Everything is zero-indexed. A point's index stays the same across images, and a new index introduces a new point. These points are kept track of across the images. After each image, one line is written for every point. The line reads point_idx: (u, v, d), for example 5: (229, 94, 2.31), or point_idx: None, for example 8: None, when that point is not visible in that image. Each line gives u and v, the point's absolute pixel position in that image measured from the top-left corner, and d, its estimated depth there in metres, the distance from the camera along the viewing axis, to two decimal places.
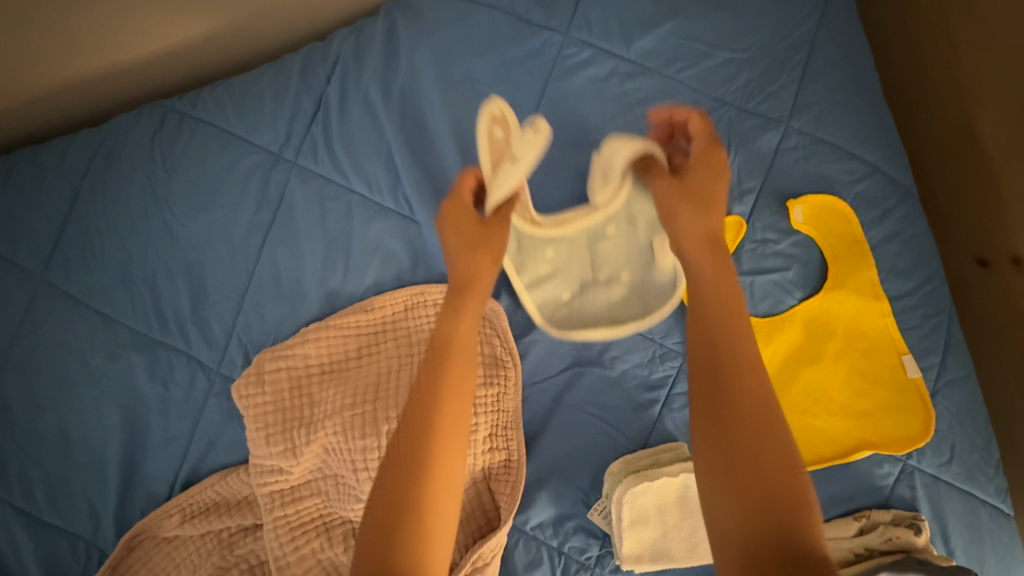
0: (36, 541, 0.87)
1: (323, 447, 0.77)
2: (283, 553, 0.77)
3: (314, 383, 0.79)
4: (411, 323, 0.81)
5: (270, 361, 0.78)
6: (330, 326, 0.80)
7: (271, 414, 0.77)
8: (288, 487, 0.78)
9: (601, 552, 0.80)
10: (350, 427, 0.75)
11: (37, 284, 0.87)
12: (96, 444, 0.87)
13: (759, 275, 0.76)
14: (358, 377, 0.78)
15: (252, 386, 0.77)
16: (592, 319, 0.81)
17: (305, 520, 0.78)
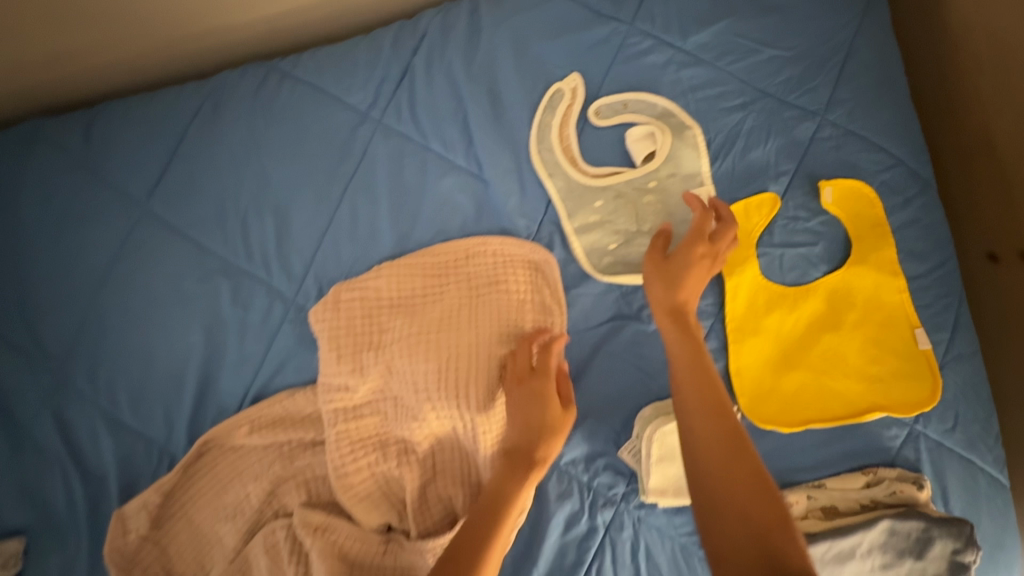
0: (119, 440, 0.97)
1: (387, 372, 0.86)
2: (342, 463, 0.86)
3: (383, 313, 0.88)
4: (473, 267, 0.90)
5: (346, 292, 0.88)
6: (401, 266, 0.89)
7: (343, 337, 0.87)
8: (351, 405, 0.87)
9: (628, 489, 0.88)
10: (412, 354, 0.85)
11: (140, 212, 0.98)
12: (178, 358, 0.97)
13: (789, 248, 0.85)
14: (422, 311, 0.88)
15: (329, 311, 0.87)
16: (633, 266, 0.88)
17: (363, 436, 0.87)
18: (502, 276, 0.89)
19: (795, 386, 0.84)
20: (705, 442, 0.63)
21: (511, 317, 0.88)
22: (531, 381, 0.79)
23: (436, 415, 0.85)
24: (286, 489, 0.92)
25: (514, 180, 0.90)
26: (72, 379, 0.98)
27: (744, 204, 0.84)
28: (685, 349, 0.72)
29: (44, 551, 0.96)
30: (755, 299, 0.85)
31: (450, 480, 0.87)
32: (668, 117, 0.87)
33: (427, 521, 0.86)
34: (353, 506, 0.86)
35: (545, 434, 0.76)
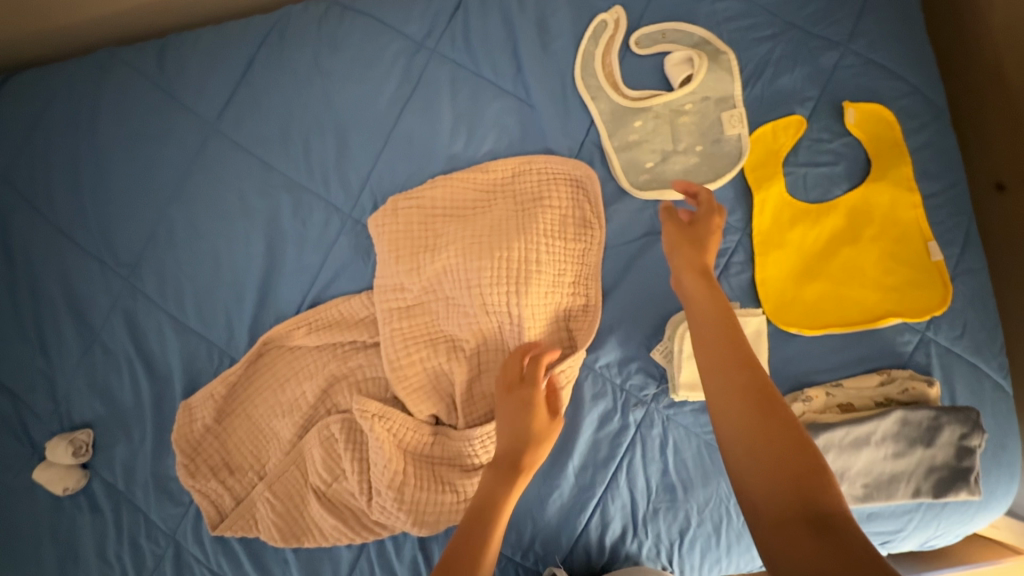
0: (183, 342, 1.04)
1: (442, 274, 0.93)
2: (396, 357, 0.94)
3: (438, 221, 0.95)
4: (520, 184, 0.97)
5: (405, 201, 0.95)
6: (454, 179, 0.97)
7: (402, 239, 0.94)
8: (406, 304, 0.94)
9: (658, 391, 0.95)
10: (465, 256, 0.92)
11: (209, 132, 1.06)
12: (240, 268, 1.05)
13: (812, 168, 0.92)
14: (474, 219, 0.95)
15: (389, 216, 0.95)
16: (669, 182, 0.95)
17: (417, 333, 0.94)
18: (547, 190, 0.96)
19: (815, 294, 0.91)
20: (730, 397, 0.66)
21: (555, 228, 0.95)
22: (521, 390, 0.82)
23: (487, 311, 0.91)
24: (339, 388, 0.99)
25: (559, 103, 0.98)
26: (139, 285, 1.05)
27: (771, 125, 0.92)
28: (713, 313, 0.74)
29: (112, 442, 1.03)
30: (780, 214, 0.92)
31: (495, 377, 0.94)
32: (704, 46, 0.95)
33: (473, 413, 0.93)
34: (407, 396, 0.94)
35: (529, 437, 0.78)
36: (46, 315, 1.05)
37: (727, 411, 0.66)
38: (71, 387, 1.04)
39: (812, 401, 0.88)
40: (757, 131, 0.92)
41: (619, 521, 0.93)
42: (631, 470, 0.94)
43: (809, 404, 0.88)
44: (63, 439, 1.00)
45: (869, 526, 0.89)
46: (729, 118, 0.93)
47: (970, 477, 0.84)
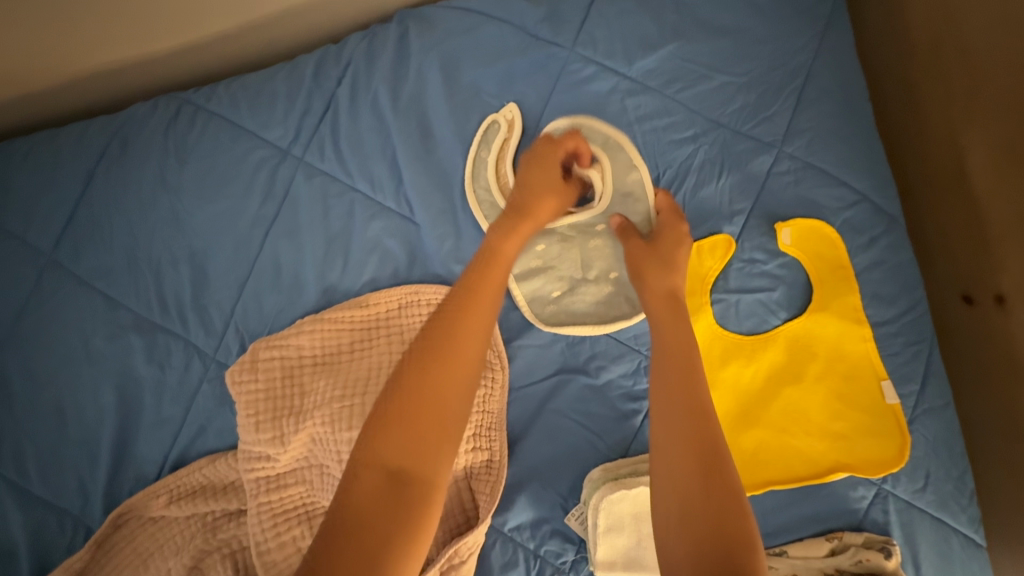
0: (25, 514, 0.88)
1: (312, 440, 0.79)
2: (264, 539, 0.78)
3: (306, 374, 0.81)
4: (404, 321, 0.82)
5: (265, 353, 0.80)
6: (327, 320, 0.82)
7: (263, 401, 0.79)
8: (274, 476, 0.80)
9: (577, 558, 0.81)
10: (336, 420, 0.77)
11: (46, 264, 0.89)
12: (90, 422, 0.89)
13: (745, 294, 0.78)
14: (348, 370, 0.80)
15: (244, 372, 0.79)
16: (580, 315, 0.82)
17: (288, 508, 0.79)
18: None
19: (754, 444, 0.77)
20: (670, 410, 0.60)
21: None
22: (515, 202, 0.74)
23: None
24: (210, 563, 0.83)
25: (448, 222, 0.83)
26: None
27: (696, 246, 0.77)
28: (677, 333, 0.66)
29: None
30: (710, 350, 0.78)
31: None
32: (615, 152, 0.79)
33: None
34: None
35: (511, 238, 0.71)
36: None
37: (666, 460, 0.58)
38: None
39: None
40: None
41: None
42: None
43: None
44: None
45: None
46: None
47: None
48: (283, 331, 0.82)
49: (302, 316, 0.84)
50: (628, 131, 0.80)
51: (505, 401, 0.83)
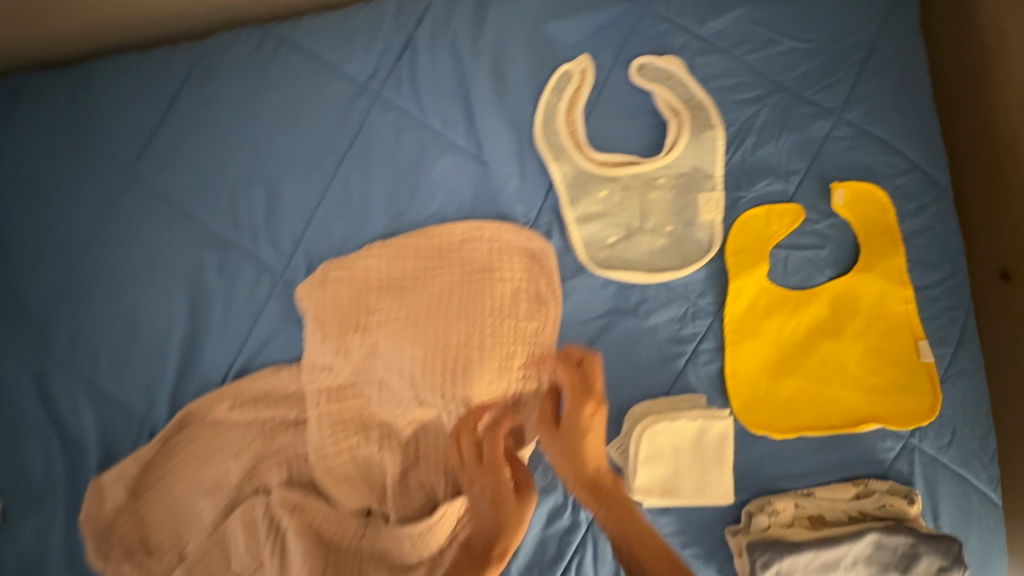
0: (96, 408, 0.95)
1: (371, 355, 0.85)
2: (323, 444, 0.85)
3: (372, 294, 0.86)
4: (465, 252, 0.87)
5: (334, 271, 0.87)
6: (393, 246, 0.87)
7: (331, 316, 0.85)
8: (334, 386, 0.85)
9: (612, 487, 0.86)
10: (399, 338, 0.84)
11: (127, 176, 0.94)
12: (160, 329, 0.94)
13: (794, 251, 0.82)
14: (412, 294, 0.86)
15: (317, 286, 0.86)
16: (631, 263, 0.85)
17: (347, 418, 0.85)
18: (495, 262, 0.86)
19: (790, 392, 0.83)
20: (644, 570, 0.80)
21: (501, 307, 0.85)
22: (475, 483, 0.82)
23: (420, 400, 0.84)
24: (267, 466, 0.90)
25: (515, 163, 0.87)
26: (48, 344, 0.95)
27: (766, 209, 0.81)
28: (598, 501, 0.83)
29: (23, 512, 0.95)
30: (756, 301, 0.83)
31: (432, 468, 0.84)
32: (691, 109, 0.83)
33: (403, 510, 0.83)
34: (334, 487, 0.84)
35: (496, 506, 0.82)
36: None
37: None
38: None
39: (779, 513, 0.80)
40: (746, 215, 0.81)
41: None
42: None
43: (775, 517, 0.80)
44: None
45: None
46: (705, 199, 0.82)
47: None
48: (351, 253, 0.87)
49: (370, 241, 0.89)
50: (705, 94, 0.83)
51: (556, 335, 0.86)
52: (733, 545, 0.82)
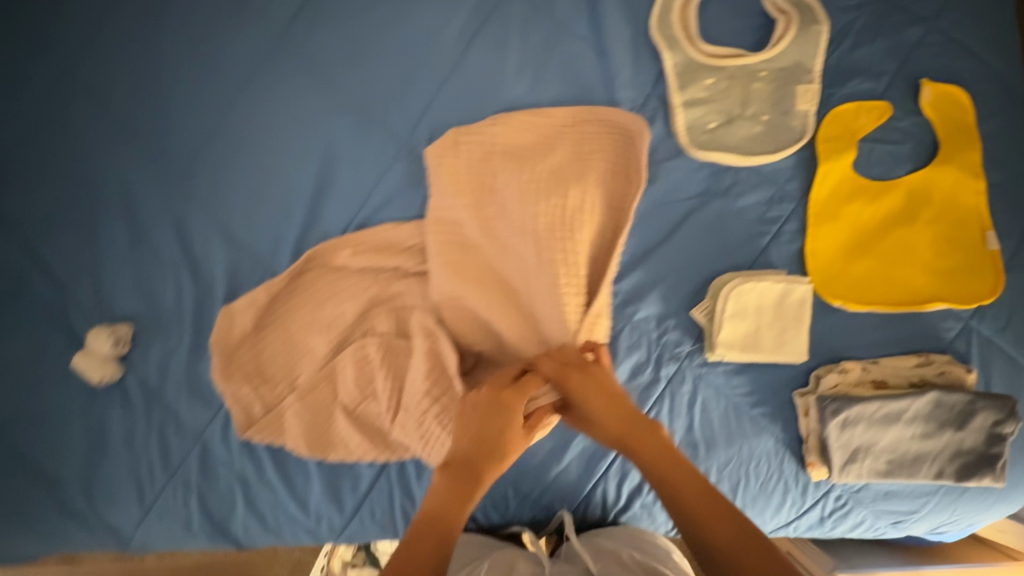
0: (227, 250, 1.06)
1: (500, 210, 0.95)
2: (448, 287, 0.95)
3: (497, 157, 0.96)
4: (580, 137, 0.96)
5: (467, 137, 0.97)
6: (516, 119, 0.97)
7: (462, 173, 0.96)
8: (457, 237, 0.96)
9: (692, 349, 0.96)
10: (525, 193, 0.93)
11: (274, 41, 1.04)
12: (290, 184, 1.05)
13: (879, 144, 0.91)
14: (533, 162, 0.95)
15: (453, 146, 0.96)
16: (727, 147, 0.94)
17: (470, 264, 0.95)
18: (602, 146, 0.96)
19: (864, 271, 0.91)
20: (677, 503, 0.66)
21: (607, 188, 0.95)
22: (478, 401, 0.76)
23: (541, 254, 0.90)
24: (377, 313, 1.01)
25: (631, 51, 0.97)
26: (190, 189, 1.06)
27: (857, 103, 0.91)
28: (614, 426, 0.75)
29: (152, 337, 1.06)
30: (840, 187, 0.92)
31: (539, 322, 0.93)
32: (797, 10, 0.92)
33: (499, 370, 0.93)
34: (461, 322, 0.97)
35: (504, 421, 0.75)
36: (101, 209, 1.08)
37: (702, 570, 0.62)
38: (118, 279, 1.07)
39: (848, 373, 0.89)
40: (839, 107, 0.91)
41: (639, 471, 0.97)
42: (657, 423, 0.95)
43: (843, 376, 0.89)
44: (105, 328, 1.03)
45: (883, 504, 0.93)
46: (803, 91, 0.92)
47: (995, 462, 0.85)
48: (480, 122, 0.98)
49: (500, 113, 0.99)
50: None
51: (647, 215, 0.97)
52: (800, 403, 0.91)
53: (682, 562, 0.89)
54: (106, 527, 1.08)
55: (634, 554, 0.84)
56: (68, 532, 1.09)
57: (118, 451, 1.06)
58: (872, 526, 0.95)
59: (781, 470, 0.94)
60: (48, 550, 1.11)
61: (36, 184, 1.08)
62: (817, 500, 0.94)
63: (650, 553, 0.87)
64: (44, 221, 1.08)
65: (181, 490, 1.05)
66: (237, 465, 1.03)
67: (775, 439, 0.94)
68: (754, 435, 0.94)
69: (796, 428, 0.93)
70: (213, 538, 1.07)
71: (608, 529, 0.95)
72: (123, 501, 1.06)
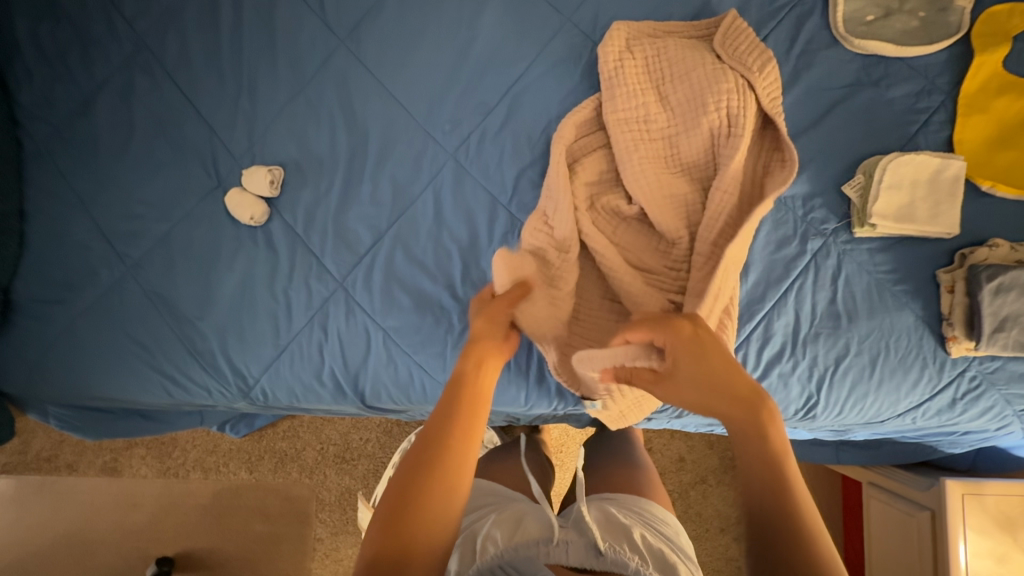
0: (383, 107, 1.09)
1: (688, 98, 0.98)
2: (642, 177, 0.97)
3: (670, 53, 1.00)
4: (741, 39, 0.99)
5: (639, 46, 1.02)
6: (678, 25, 1.04)
7: (641, 73, 1.01)
8: (646, 132, 0.99)
9: (838, 227, 0.99)
10: (715, 77, 0.96)
11: None
12: (451, 50, 1.09)
13: None
14: (704, 53, 0.99)
15: (627, 54, 1.01)
16: (885, 38, 1.00)
17: (655, 155, 0.99)
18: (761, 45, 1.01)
19: (1009, 161, 0.96)
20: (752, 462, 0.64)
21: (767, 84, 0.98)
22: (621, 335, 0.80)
23: (728, 143, 0.95)
24: (530, 175, 1.06)
25: None
26: (353, 47, 1.10)
27: (1011, 6, 0.97)
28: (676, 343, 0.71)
29: (302, 184, 1.09)
30: (990, 81, 0.97)
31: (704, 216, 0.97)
32: None
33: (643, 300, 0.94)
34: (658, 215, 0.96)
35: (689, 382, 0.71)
36: (260, 61, 1.11)
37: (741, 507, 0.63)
38: (271, 127, 1.11)
39: (997, 248, 0.93)
40: (994, 8, 0.98)
41: (780, 338, 0.98)
42: (801, 293, 0.98)
43: (992, 251, 0.93)
44: (262, 168, 1.07)
45: (1015, 388, 0.97)
46: None
47: None
48: (644, 32, 1.04)
49: (665, 23, 1.04)
50: None
51: (810, 113, 1.02)
52: (946, 279, 0.95)
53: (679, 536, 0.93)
54: (231, 369, 1.09)
55: (646, 536, 0.84)
56: (194, 372, 1.10)
57: (257, 293, 1.08)
58: (1001, 413, 0.98)
59: (920, 346, 0.97)
60: (168, 391, 1.12)
61: (200, 34, 1.12)
62: (951, 380, 0.97)
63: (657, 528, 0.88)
64: (202, 69, 1.12)
65: (317, 334, 1.07)
66: (377, 313, 1.06)
67: (916, 315, 0.97)
68: (895, 310, 0.97)
69: (938, 305, 0.96)
70: (338, 388, 1.08)
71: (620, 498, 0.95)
72: (257, 342, 1.08)
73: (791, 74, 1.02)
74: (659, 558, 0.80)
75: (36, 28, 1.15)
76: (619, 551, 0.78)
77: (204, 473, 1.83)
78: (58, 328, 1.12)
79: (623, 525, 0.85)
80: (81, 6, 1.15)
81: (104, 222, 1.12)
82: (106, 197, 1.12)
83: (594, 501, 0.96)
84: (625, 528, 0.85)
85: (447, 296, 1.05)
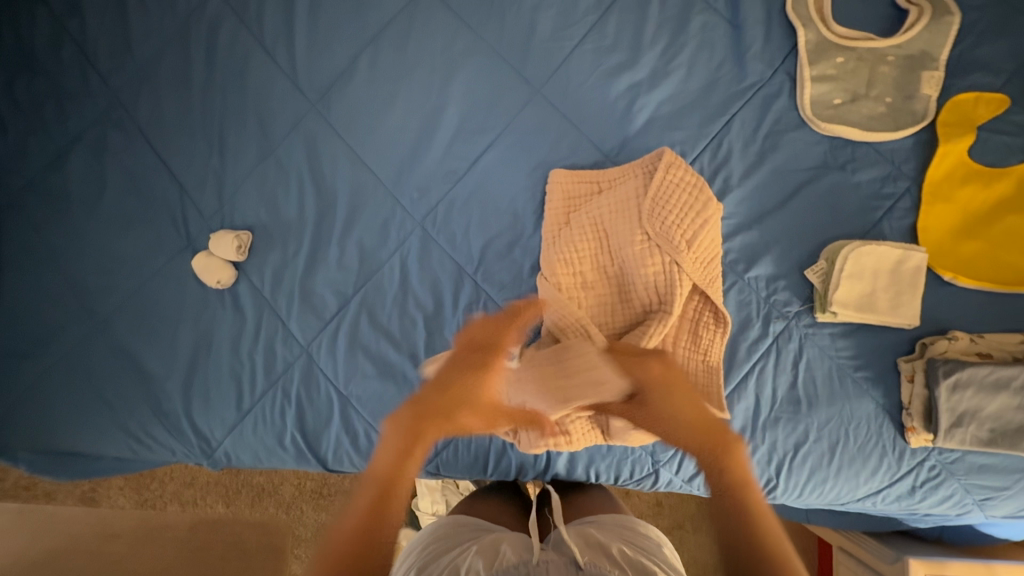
0: (352, 171, 1.10)
1: (619, 273, 0.99)
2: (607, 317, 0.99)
3: (622, 206, 0.98)
4: (667, 210, 0.96)
5: (578, 213, 1.01)
6: (635, 164, 1.01)
7: (584, 240, 1.00)
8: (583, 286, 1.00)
9: (800, 310, 0.99)
10: (642, 260, 0.96)
11: None
12: (422, 118, 1.09)
13: (993, 134, 0.98)
14: (652, 209, 0.96)
15: (566, 225, 1.02)
16: (851, 122, 1.00)
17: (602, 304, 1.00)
18: (702, 182, 0.98)
19: (971, 252, 0.96)
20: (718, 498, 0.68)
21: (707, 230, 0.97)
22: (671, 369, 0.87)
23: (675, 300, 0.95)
24: (495, 247, 1.06)
25: (765, 29, 1.03)
26: (324, 111, 1.11)
27: (976, 95, 0.97)
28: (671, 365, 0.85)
29: (270, 248, 1.10)
30: (954, 170, 0.98)
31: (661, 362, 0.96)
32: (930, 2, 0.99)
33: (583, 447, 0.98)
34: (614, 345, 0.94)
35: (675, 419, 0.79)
36: (233, 123, 1.12)
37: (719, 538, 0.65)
38: (241, 189, 1.11)
39: (957, 341, 0.93)
40: (959, 97, 0.98)
41: (739, 422, 0.98)
42: (761, 377, 0.98)
43: (952, 343, 0.93)
44: (229, 233, 1.07)
45: (975, 478, 0.96)
46: (928, 78, 0.99)
47: None
48: (586, 184, 1.03)
49: (633, 102, 1.04)
50: None
51: (774, 194, 1.02)
52: (906, 369, 0.95)
53: (675, 559, 0.84)
54: (194, 431, 1.09)
55: (624, 550, 0.80)
56: (157, 433, 1.10)
57: (223, 355, 1.09)
58: (962, 501, 0.97)
59: (879, 434, 0.96)
60: (130, 449, 1.11)
61: (173, 92, 1.13)
62: (911, 468, 0.97)
63: (639, 549, 0.81)
64: (175, 128, 1.13)
65: (280, 399, 1.07)
66: (340, 379, 1.06)
67: (876, 403, 0.96)
68: (856, 397, 0.97)
69: (898, 394, 0.96)
70: (299, 453, 1.08)
71: (598, 519, 0.89)
72: (221, 406, 1.08)
73: (757, 155, 1.02)
74: (638, 569, 0.75)
75: (12, 81, 1.16)
76: (599, 565, 0.73)
77: (180, 506, 1.78)
78: (25, 383, 1.12)
79: (600, 545, 0.81)
80: (56, 61, 1.15)
81: (74, 278, 1.12)
82: (75, 254, 1.13)
83: (574, 525, 0.89)
84: (603, 548, 0.80)
85: (410, 365, 1.05)
